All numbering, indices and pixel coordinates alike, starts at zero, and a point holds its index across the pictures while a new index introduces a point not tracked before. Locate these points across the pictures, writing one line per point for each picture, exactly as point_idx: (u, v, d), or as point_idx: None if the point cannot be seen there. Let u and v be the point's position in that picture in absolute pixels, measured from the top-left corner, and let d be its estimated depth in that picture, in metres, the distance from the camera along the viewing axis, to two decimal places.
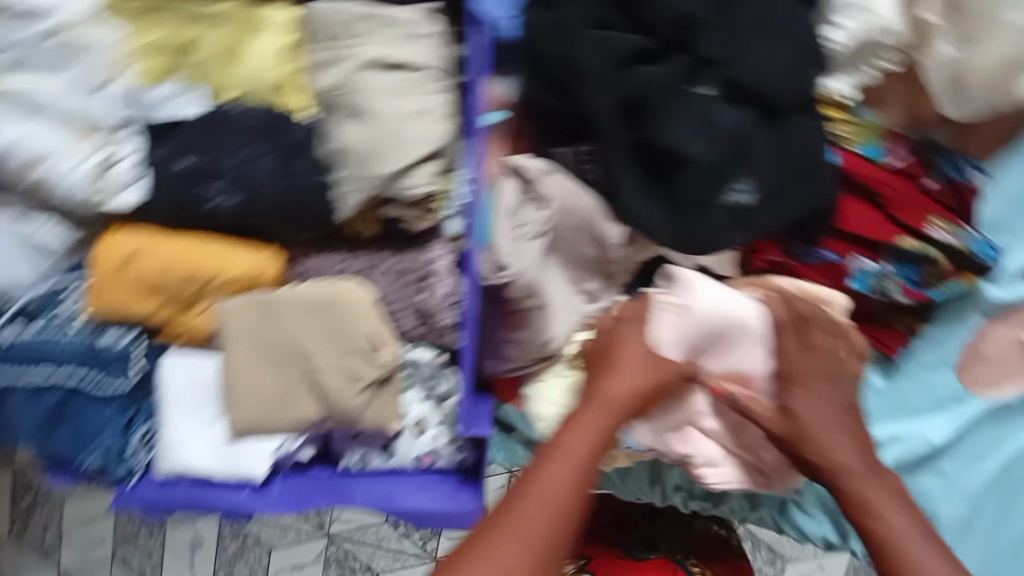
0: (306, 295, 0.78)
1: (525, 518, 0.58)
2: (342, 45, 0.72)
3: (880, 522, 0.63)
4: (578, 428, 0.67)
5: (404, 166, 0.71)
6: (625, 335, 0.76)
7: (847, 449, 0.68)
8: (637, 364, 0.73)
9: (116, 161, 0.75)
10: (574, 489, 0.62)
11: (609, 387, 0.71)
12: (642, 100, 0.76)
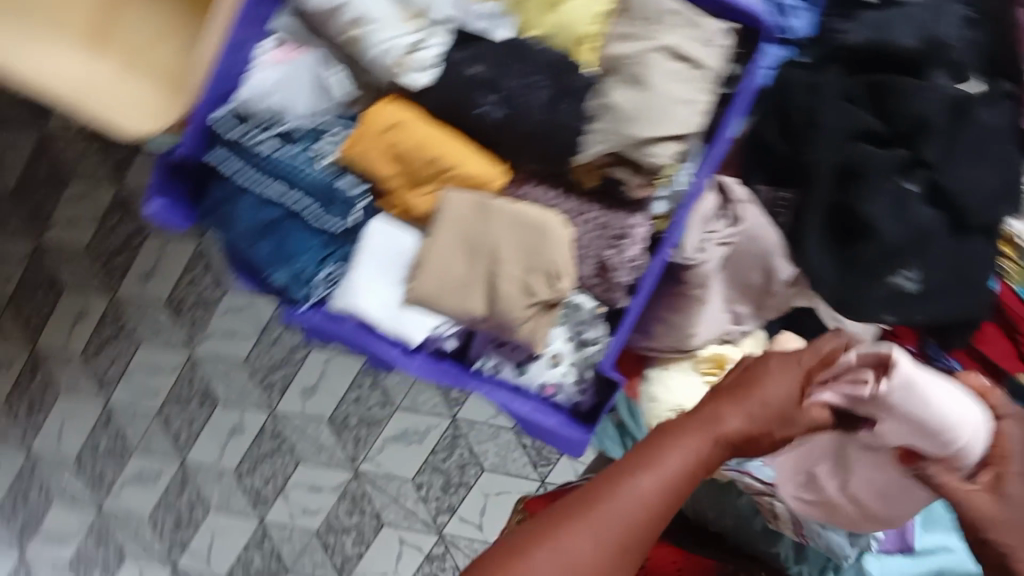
0: (520, 212, 0.89)
1: (606, 519, 0.59)
2: (648, 26, 0.82)
3: None
4: (684, 440, 0.66)
5: (658, 136, 0.81)
6: (771, 366, 0.72)
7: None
8: (776, 401, 0.70)
9: (424, 47, 0.87)
10: (655, 507, 0.61)
11: (725, 412, 0.69)
12: (858, 171, 0.87)
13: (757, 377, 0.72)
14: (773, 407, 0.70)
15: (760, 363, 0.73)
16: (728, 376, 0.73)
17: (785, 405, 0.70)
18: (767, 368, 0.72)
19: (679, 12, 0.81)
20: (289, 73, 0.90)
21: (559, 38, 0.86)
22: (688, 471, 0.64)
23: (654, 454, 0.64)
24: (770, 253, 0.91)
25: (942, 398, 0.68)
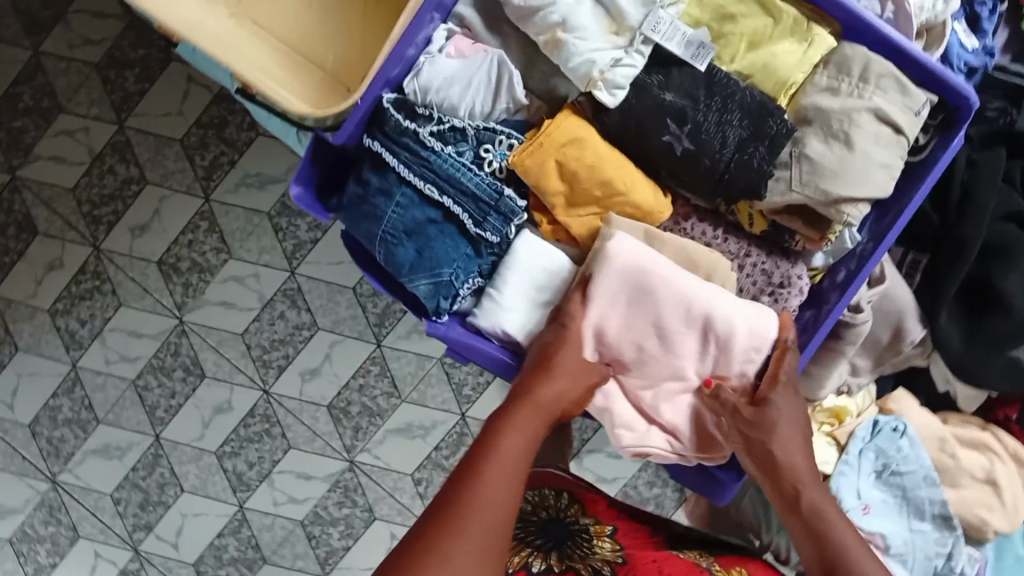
0: (689, 250, 0.85)
1: (479, 510, 0.64)
2: (858, 86, 0.83)
3: (795, 477, 0.78)
4: (512, 434, 0.73)
5: (854, 196, 0.82)
6: (562, 343, 0.81)
7: (798, 451, 0.80)
8: (570, 369, 0.81)
9: (620, 64, 0.84)
10: (510, 488, 0.68)
11: (540, 387, 0.78)
12: (999, 248, 0.92)
13: (552, 367, 0.80)
14: (568, 389, 0.80)
15: (556, 346, 0.81)
16: (533, 368, 0.81)
17: (579, 368, 0.81)
18: (559, 350, 0.81)
19: (889, 75, 0.83)
20: (470, 67, 0.85)
21: (765, 82, 0.85)
22: (524, 457, 0.72)
23: (490, 451, 0.71)
24: (906, 313, 0.94)
25: (695, 292, 0.82)
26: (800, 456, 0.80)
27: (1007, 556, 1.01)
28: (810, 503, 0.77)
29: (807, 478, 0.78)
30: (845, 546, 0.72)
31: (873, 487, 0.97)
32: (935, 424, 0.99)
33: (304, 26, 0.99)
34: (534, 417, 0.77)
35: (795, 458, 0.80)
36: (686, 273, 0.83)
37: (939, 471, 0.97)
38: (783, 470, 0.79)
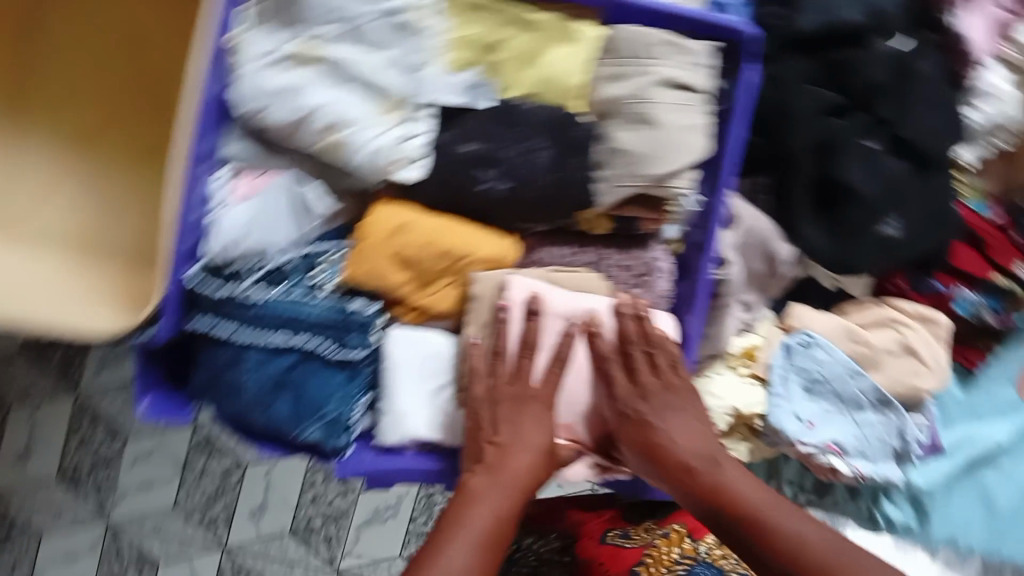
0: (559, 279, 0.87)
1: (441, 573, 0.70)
2: (639, 62, 0.81)
3: (697, 476, 0.81)
4: (482, 501, 0.77)
5: (675, 169, 0.82)
6: (523, 414, 0.83)
7: (689, 442, 0.83)
8: (535, 441, 0.82)
9: (407, 138, 0.80)
10: (480, 546, 0.74)
11: (511, 456, 0.80)
12: (831, 144, 0.93)
13: (510, 441, 0.81)
14: (533, 460, 0.81)
15: (519, 418, 0.83)
16: (497, 437, 0.81)
17: (538, 445, 0.82)
18: (525, 425, 0.82)
19: (663, 40, 0.81)
20: (264, 203, 0.81)
21: (550, 95, 0.83)
22: (498, 521, 0.77)
23: (460, 516, 0.76)
24: (769, 237, 0.95)
25: (597, 310, 0.87)
26: (690, 442, 0.83)
27: (949, 404, 1.05)
28: (733, 488, 0.80)
29: (706, 458, 0.82)
30: (816, 536, 0.76)
31: (808, 403, 0.98)
32: (837, 321, 1.00)
33: (79, 226, 0.86)
34: (506, 489, 0.79)
35: (693, 444, 0.83)
36: (582, 297, 0.87)
37: (858, 361, 0.99)
38: (673, 449, 0.83)
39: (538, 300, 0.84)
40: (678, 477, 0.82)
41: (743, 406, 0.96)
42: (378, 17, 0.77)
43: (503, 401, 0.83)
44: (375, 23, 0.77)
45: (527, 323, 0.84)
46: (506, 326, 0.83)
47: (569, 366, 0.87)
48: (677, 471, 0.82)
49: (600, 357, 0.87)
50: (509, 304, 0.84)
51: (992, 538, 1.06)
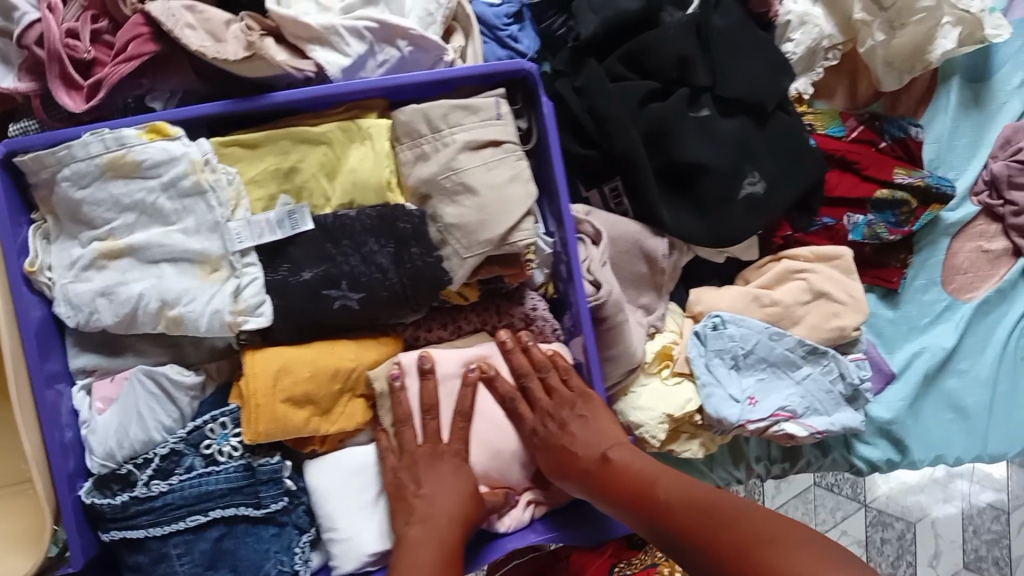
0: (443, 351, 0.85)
1: None
2: (437, 136, 0.80)
3: (599, 461, 0.80)
4: (418, 543, 0.75)
5: (511, 225, 0.80)
6: (437, 464, 0.81)
7: (587, 434, 0.83)
8: (450, 478, 0.80)
9: (244, 288, 0.79)
10: None
11: (435, 500, 0.78)
12: (660, 130, 0.92)
13: (428, 493, 0.79)
14: (464, 501, 0.79)
15: (438, 466, 0.81)
16: (414, 496, 0.79)
17: (458, 484, 0.80)
18: (436, 468, 0.81)
19: (454, 107, 0.80)
20: (128, 400, 0.79)
21: (367, 197, 0.81)
22: (440, 559, 0.74)
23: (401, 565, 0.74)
24: (639, 237, 0.95)
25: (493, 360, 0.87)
26: (588, 435, 0.83)
27: (883, 326, 1.03)
28: (626, 472, 0.78)
29: (595, 459, 0.81)
30: (693, 487, 0.72)
31: (742, 379, 0.98)
32: (739, 290, 0.99)
33: None
34: (438, 534, 0.76)
35: (592, 441, 0.82)
36: (469, 352, 0.86)
37: (774, 321, 0.98)
38: (573, 448, 0.82)
39: (429, 356, 0.83)
40: (586, 469, 0.81)
41: (674, 411, 0.94)
42: (162, 191, 0.76)
43: (416, 462, 0.81)
44: (162, 197, 0.76)
45: (422, 382, 0.83)
46: (402, 393, 0.81)
47: (476, 414, 0.86)
48: (578, 465, 0.81)
49: (503, 402, 0.86)
50: (401, 370, 0.82)
51: (979, 442, 1.04)
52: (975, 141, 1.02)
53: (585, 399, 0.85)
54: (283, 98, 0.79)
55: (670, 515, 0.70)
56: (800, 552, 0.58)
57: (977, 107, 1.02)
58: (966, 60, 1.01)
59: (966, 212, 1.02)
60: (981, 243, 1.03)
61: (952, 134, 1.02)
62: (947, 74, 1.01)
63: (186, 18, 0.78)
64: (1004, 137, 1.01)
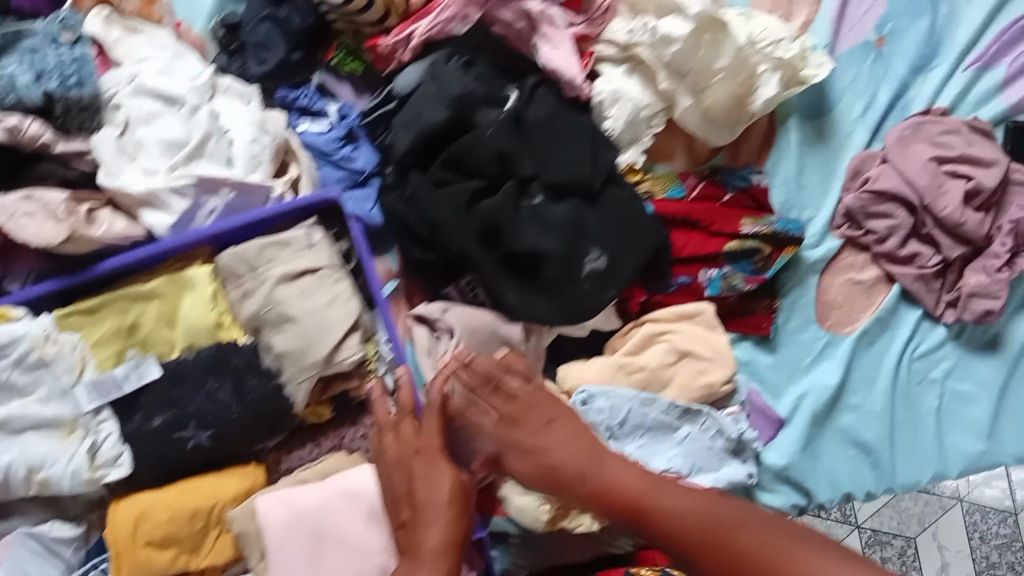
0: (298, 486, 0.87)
1: None
2: (255, 274, 0.85)
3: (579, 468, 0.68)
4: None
5: (334, 344, 0.84)
6: (412, 474, 0.75)
7: (550, 439, 0.70)
8: (428, 495, 0.73)
9: (101, 443, 0.86)
10: None
11: (425, 532, 0.71)
12: (493, 225, 0.95)
13: (417, 512, 0.74)
14: (450, 523, 0.72)
15: (416, 482, 0.74)
16: (402, 515, 0.76)
17: (442, 499, 0.72)
18: (422, 483, 0.74)
19: (266, 244, 0.86)
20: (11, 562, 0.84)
21: (202, 339, 0.87)
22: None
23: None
24: (494, 325, 0.97)
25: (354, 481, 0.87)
26: (549, 434, 0.71)
27: (764, 371, 1.03)
28: (618, 484, 0.66)
29: (583, 454, 0.68)
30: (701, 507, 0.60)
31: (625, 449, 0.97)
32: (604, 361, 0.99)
33: None
34: (431, 561, 0.70)
35: (574, 452, 0.69)
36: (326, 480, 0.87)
37: (645, 386, 0.99)
38: (552, 454, 0.69)
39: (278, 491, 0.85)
40: (589, 464, 0.68)
41: None
42: (13, 366, 0.83)
43: (389, 470, 0.77)
44: (14, 372, 0.83)
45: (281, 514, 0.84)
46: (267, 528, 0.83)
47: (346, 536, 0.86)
48: (557, 467, 0.69)
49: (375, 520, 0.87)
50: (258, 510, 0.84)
51: (888, 475, 1.01)
52: (826, 174, 1.02)
53: (532, 383, 0.77)
54: (111, 266, 0.86)
55: (681, 533, 0.60)
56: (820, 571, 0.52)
57: (821, 141, 1.01)
58: (802, 96, 1.01)
59: (829, 247, 1.02)
60: (852, 275, 1.03)
61: (800, 173, 1.01)
62: (784, 117, 1.02)
63: (23, 209, 0.84)
64: (853, 167, 1.00)
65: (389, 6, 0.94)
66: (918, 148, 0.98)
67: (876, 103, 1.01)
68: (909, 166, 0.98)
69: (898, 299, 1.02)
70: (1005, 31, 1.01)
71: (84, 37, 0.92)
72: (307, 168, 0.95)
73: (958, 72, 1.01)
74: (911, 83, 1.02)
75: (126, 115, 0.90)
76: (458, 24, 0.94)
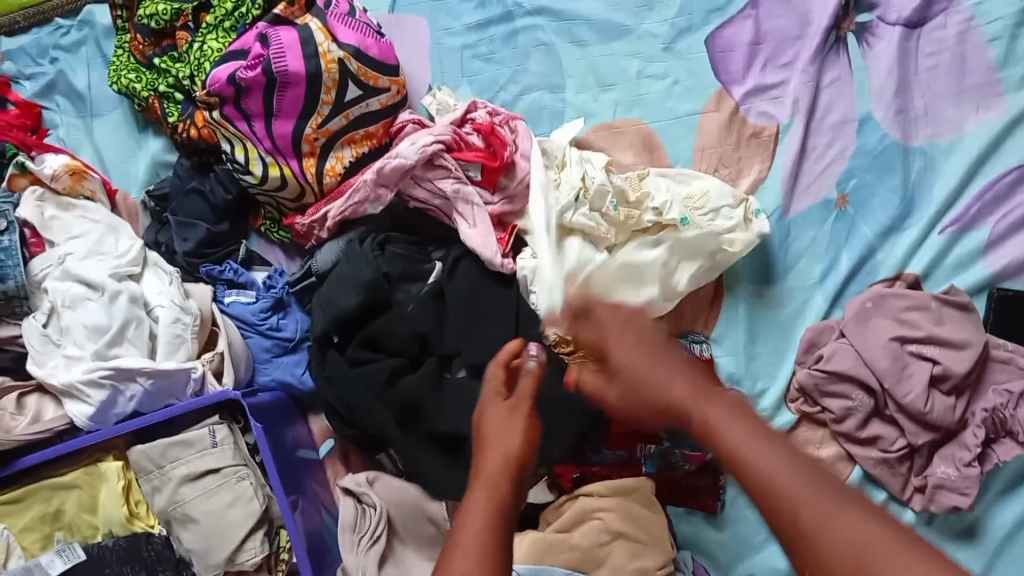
0: None
1: (473, 526, 0.55)
2: (161, 471, 0.86)
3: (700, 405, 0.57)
4: (477, 499, 0.57)
5: (234, 546, 0.84)
6: (483, 406, 0.66)
7: (676, 375, 0.61)
8: (501, 417, 0.64)
9: None
10: (504, 512, 0.57)
11: (485, 456, 0.61)
12: (413, 405, 0.89)
13: (478, 437, 0.63)
14: (516, 446, 0.61)
15: (478, 423, 0.66)
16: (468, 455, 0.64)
17: (513, 415, 0.64)
18: (488, 405, 0.66)
19: (171, 443, 0.86)
20: None
21: (117, 528, 0.88)
22: (496, 514, 0.56)
23: (464, 511, 0.57)
24: (418, 500, 0.94)
25: None
26: (673, 369, 0.62)
27: (712, 548, 0.95)
28: (709, 414, 0.56)
29: (695, 381, 0.60)
30: (783, 471, 0.49)
31: None
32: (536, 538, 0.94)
33: None
34: (493, 484, 0.58)
35: (681, 377, 0.60)
36: None
37: None
38: (663, 378, 0.61)
39: None
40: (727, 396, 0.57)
41: None
42: None
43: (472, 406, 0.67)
44: None
45: None
46: None
47: None
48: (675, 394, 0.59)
49: None
50: None
51: None
52: (781, 345, 0.93)
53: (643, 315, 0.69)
54: (30, 460, 0.88)
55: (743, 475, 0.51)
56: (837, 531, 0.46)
57: (776, 307, 0.93)
58: (748, 263, 0.94)
59: (784, 421, 0.92)
60: (812, 450, 0.92)
61: (750, 342, 0.93)
62: (732, 285, 0.95)
63: None
64: (808, 339, 0.91)
65: (303, 188, 0.92)
66: (878, 325, 0.89)
67: (837, 269, 0.92)
68: (869, 345, 0.88)
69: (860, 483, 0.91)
70: (988, 189, 0.90)
71: (15, 223, 0.93)
72: (230, 341, 0.93)
73: (934, 234, 0.91)
74: (877, 247, 0.92)
75: (51, 299, 0.91)
76: (372, 205, 0.90)
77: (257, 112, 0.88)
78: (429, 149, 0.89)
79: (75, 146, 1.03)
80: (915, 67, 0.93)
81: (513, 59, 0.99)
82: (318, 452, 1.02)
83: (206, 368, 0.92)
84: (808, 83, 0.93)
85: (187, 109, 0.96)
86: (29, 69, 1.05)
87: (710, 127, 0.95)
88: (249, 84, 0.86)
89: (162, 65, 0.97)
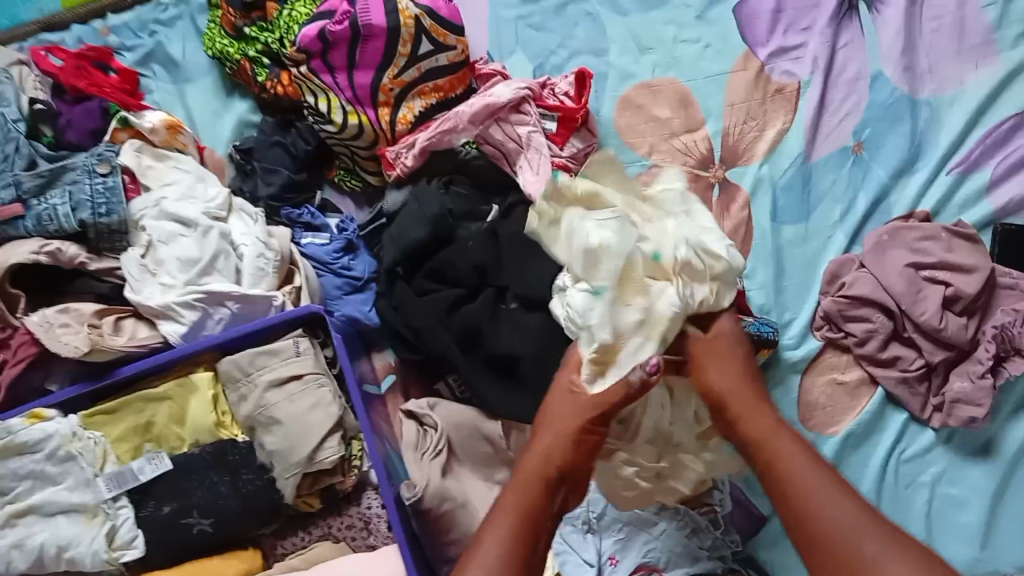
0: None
1: (509, 510, 0.69)
2: (249, 378, 0.96)
3: (766, 427, 0.71)
4: (517, 488, 0.71)
5: (315, 445, 0.94)
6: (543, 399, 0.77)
7: (743, 392, 0.74)
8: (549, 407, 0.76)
9: (118, 526, 0.93)
10: (536, 496, 0.70)
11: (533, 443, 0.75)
12: (473, 331, 0.98)
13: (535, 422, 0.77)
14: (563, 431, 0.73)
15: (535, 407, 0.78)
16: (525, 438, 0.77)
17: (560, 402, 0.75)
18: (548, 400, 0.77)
19: (260, 352, 0.96)
20: None
21: (204, 437, 0.96)
22: (529, 505, 0.69)
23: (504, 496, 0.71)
24: (475, 420, 1.02)
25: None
26: (733, 379, 0.75)
27: None
28: (766, 433, 0.71)
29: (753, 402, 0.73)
30: (808, 474, 0.67)
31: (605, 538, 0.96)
32: None
33: None
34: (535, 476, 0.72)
35: (748, 398, 0.74)
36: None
37: None
38: (727, 394, 0.74)
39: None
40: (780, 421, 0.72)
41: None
42: (46, 459, 0.92)
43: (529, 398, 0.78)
44: (47, 464, 0.92)
45: None
46: None
47: None
48: (742, 414, 0.73)
49: None
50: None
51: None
52: (806, 280, 1.02)
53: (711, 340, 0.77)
54: (127, 373, 0.97)
55: (799, 494, 0.66)
56: (868, 553, 0.61)
57: (800, 246, 1.03)
58: (770, 204, 1.04)
59: (809, 348, 1.01)
60: (835, 375, 1.01)
61: (779, 277, 1.02)
62: (760, 224, 1.03)
63: (60, 319, 0.95)
64: (831, 272, 1.01)
65: (377, 135, 1.04)
66: (895, 254, 0.98)
67: (855, 209, 1.03)
68: (886, 272, 0.98)
69: (882, 403, 0.99)
70: (990, 133, 1.01)
71: (117, 168, 1.02)
72: (308, 277, 1.04)
73: (941, 175, 1.02)
74: (891, 187, 1.03)
75: (149, 235, 1.01)
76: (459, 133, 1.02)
77: (341, 66, 1.02)
78: (521, 90, 1.02)
79: (168, 107, 1.16)
80: (920, 30, 1.06)
81: (562, 28, 1.12)
82: (380, 387, 1.10)
83: (286, 298, 1.02)
84: (825, 44, 1.06)
85: (274, 70, 1.09)
86: (129, 42, 1.18)
87: (738, 85, 1.07)
88: (336, 38, 1.00)
89: (252, 33, 1.10)
